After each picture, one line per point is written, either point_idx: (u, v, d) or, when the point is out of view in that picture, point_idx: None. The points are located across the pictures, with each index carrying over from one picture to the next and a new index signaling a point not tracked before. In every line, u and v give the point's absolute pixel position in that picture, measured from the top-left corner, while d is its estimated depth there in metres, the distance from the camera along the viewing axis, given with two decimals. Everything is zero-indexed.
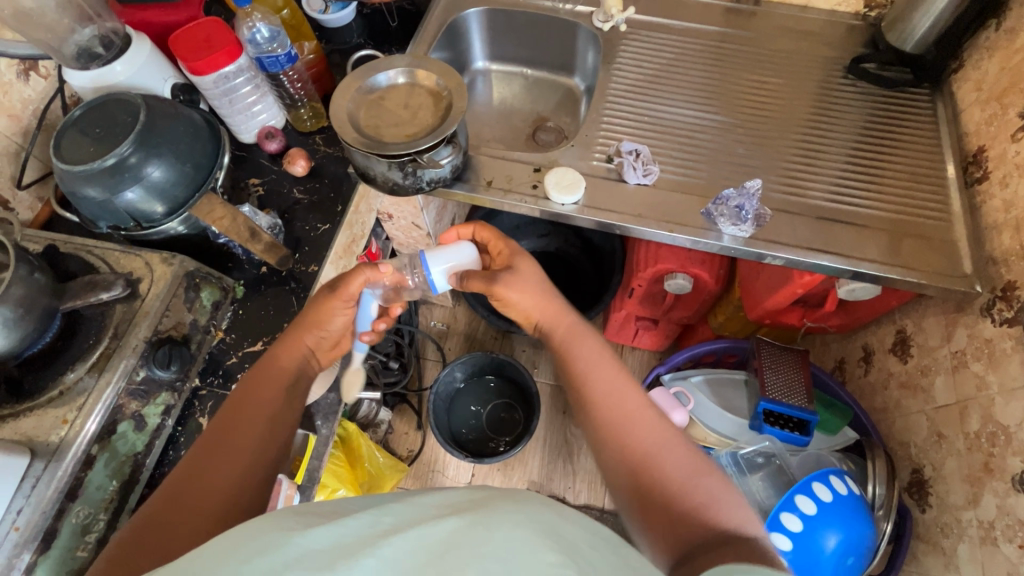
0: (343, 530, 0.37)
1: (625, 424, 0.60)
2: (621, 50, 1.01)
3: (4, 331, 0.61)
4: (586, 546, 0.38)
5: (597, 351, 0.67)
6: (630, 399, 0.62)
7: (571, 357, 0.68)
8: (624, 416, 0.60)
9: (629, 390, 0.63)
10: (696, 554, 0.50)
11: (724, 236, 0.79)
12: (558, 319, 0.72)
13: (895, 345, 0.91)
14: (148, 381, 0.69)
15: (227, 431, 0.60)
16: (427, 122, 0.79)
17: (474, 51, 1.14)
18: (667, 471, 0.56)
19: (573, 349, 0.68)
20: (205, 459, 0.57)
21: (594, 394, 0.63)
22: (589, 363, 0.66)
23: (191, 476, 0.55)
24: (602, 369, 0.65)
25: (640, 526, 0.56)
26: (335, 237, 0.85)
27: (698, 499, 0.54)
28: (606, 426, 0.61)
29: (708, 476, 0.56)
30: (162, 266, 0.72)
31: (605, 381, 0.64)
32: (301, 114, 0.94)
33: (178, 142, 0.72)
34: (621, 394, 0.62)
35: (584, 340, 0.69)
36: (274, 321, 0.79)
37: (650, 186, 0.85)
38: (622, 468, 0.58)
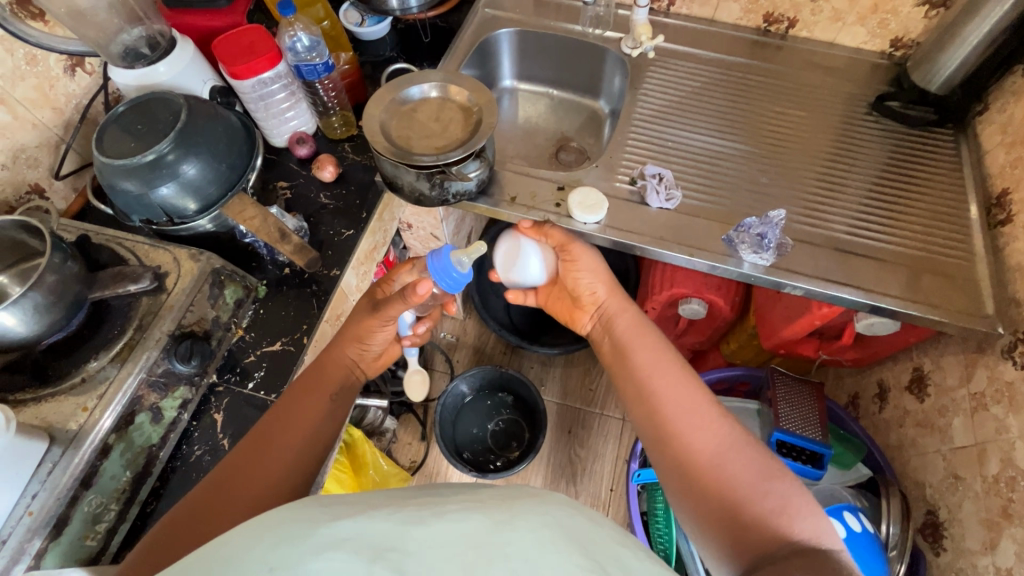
0: (370, 521, 0.34)
1: (692, 425, 0.59)
2: (647, 76, 1.03)
3: (36, 315, 0.63)
4: (618, 553, 0.37)
5: (661, 350, 0.68)
6: (697, 400, 0.61)
7: (633, 353, 0.68)
8: (690, 416, 0.59)
9: (694, 390, 0.62)
10: (768, 561, 0.47)
11: (745, 263, 0.80)
12: (619, 315, 0.75)
13: (912, 383, 0.90)
14: (168, 374, 0.70)
15: (265, 442, 0.59)
16: (456, 136, 0.81)
17: (503, 70, 1.16)
18: (738, 476, 0.54)
19: (634, 352, 0.68)
20: (245, 462, 0.57)
21: (658, 395, 0.62)
22: (654, 363, 0.66)
23: (224, 478, 0.55)
24: (665, 368, 0.65)
25: (706, 535, 0.53)
26: (358, 243, 0.87)
27: (768, 504, 0.52)
28: (669, 428, 0.59)
29: (779, 480, 0.54)
30: (190, 262, 0.74)
31: (668, 380, 0.64)
32: (331, 121, 0.96)
33: (215, 142, 0.74)
34: (687, 395, 0.62)
35: (643, 338, 0.70)
36: (294, 322, 0.80)
37: (672, 210, 0.86)
38: (689, 470, 0.56)
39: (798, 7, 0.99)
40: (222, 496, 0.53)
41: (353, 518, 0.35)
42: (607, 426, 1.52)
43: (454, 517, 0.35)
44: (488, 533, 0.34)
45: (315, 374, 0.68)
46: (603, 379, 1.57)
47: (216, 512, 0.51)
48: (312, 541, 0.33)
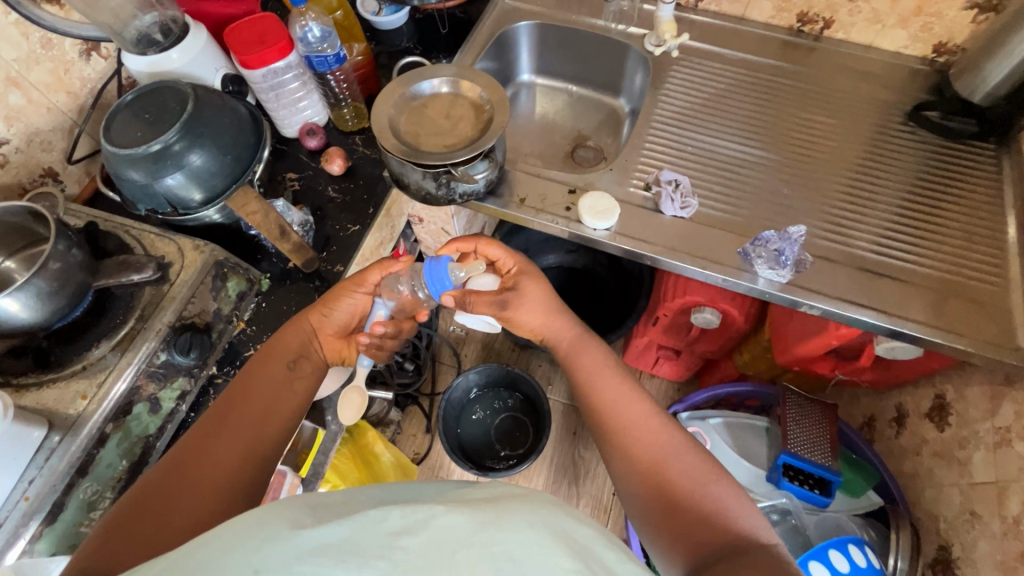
0: (345, 528, 0.33)
1: (633, 433, 0.63)
2: (670, 75, 0.99)
3: (40, 302, 0.64)
4: (607, 561, 0.35)
5: (604, 363, 0.71)
6: (639, 411, 0.65)
7: (577, 369, 0.71)
8: (632, 427, 0.63)
9: (636, 401, 0.66)
10: (708, 564, 0.52)
11: (760, 279, 0.76)
12: (562, 334, 0.75)
13: (932, 410, 0.86)
14: (167, 365, 0.70)
15: (223, 425, 0.58)
16: (466, 134, 0.79)
17: (521, 64, 1.13)
18: (677, 478, 0.58)
19: (581, 363, 0.71)
20: (208, 441, 0.56)
21: (601, 406, 0.66)
22: (596, 378, 0.69)
23: (183, 459, 0.54)
24: (608, 381, 0.68)
25: (651, 532, 0.59)
26: (364, 240, 0.85)
27: (708, 506, 0.56)
28: (612, 436, 0.64)
29: (718, 482, 0.58)
30: (194, 253, 0.74)
31: (611, 393, 0.67)
32: (343, 113, 0.94)
33: (222, 134, 0.74)
34: (629, 406, 0.65)
35: (582, 353, 0.72)
36: (295, 316, 0.80)
37: (687, 219, 0.82)
38: (633, 474, 0.61)
39: (835, 7, 0.94)
40: (185, 480, 0.52)
41: (334, 522, 0.33)
42: None
43: (435, 517, 0.34)
44: (471, 533, 0.33)
45: (276, 352, 0.67)
46: None
47: (186, 505, 0.50)
48: (294, 542, 0.31)
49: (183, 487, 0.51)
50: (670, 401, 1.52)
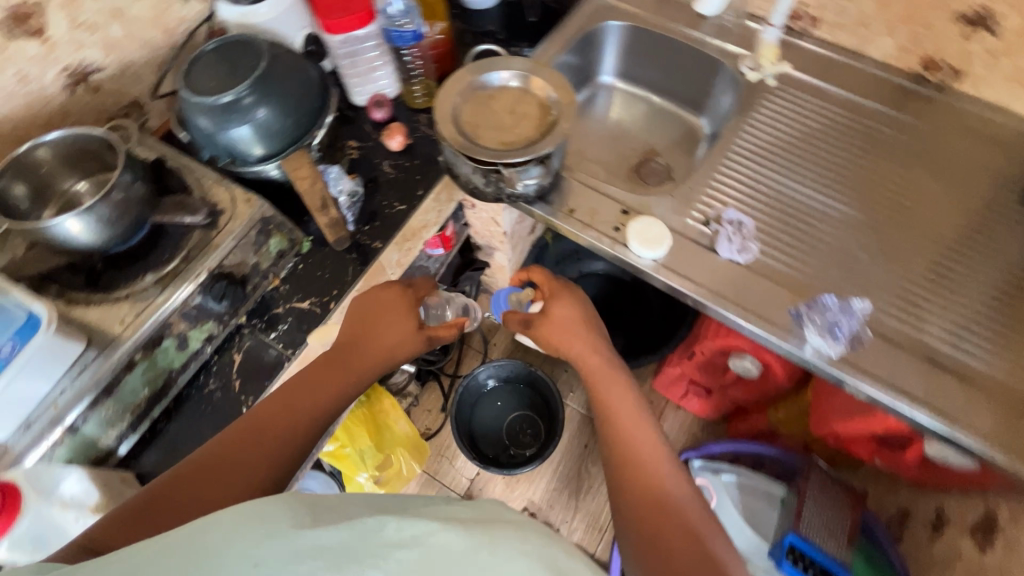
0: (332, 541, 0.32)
1: (636, 468, 0.60)
2: (760, 104, 0.91)
3: (99, 227, 0.68)
4: None
5: (627, 392, 0.68)
6: (649, 447, 0.62)
7: (599, 394, 0.69)
8: (637, 462, 0.60)
9: (650, 438, 0.63)
10: None
11: (807, 346, 0.70)
12: (587, 359, 0.72)
13: (977, 526, 0.76)
14: (201, 308, 0.73)
15: (272, 415, 0.61)
16: (526, 134, 0.77)
17: (604, 64, 1.07)
18: (670, 518, 0.55)
19: (601, 389, 0.69)
20: (260, 424, 0.60)
21: (614, 434, 0.64)
22: (616, 406, 0.67)
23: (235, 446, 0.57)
24: (626, 412, 0.66)
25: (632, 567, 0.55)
26: (407, 220, 0.85)
27: (698, 554, 0.52)
28: (617, 463, 0.62)
29: (713, 536, 0.54)
30: (244, 205, 0.77)
31: (629, 424, 0.64)
32: (413, 90, 0.94)
33: (290, 94, 0.75)
34: (640, 440, 0.62)
35: (608, 375, 0.70)
36: (328, 284, 0.82)
37: (742, 264, 0.76)
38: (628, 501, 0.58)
39: (969, 56, 0.81)
40: (225, 467, 0.55)
41: (332, 525, 0.33)
42: None
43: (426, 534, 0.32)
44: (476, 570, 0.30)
45: (344, 347, 0.69)
46: None
47: (224, 487, 0.54)
48: None
49: (224, 470, 0.55)
50: (691, 436, 1.46)
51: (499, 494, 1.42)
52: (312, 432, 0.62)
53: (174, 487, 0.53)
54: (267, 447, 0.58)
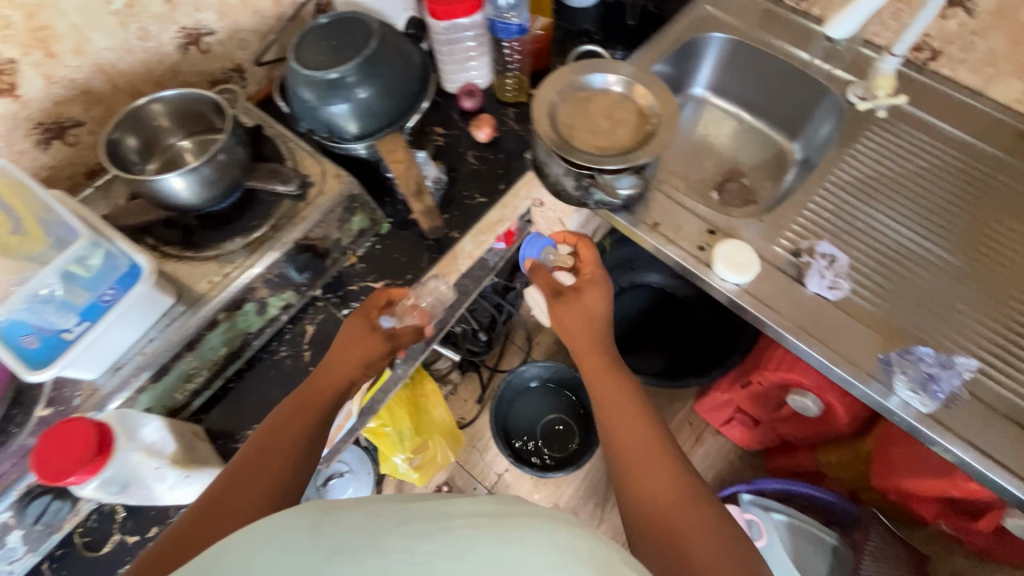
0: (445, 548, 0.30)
1: (638, 476, 0.54)
2: (864, 135, 0.86)
3: (200, 187, 0.70)
4: None
5: (628, 396, 0.63)
6: (651, 452, 0.56)
7: (599, 403, 0.64)
8: (638, 470, 0.55)
9: (651, 445, 0.57)
10: None
11: (894, 397, 0.66)
12: (588, 364, 0.68)
13: None
14: (283, 276, 0.75)
15: (269, 440, 0.60)
16: (622, 141, 0.75)
17: (699, 76, 1.04)
18: (687, 516, 0.50)
19: (602, 396, 0.64)
20: (259, 453, 0.59)
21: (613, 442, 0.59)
22: (620, 403, 0.62)
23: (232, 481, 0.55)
24: (629, 415, 0.61)
25: None
26: (486, 214, 0.85)
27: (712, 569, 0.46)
28: (623, 463, 0.57)
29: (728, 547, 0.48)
30: (333, 181, 0.78)
31: (627, 431, 0.59)
32: (505, 82, 0.93)
33: (392, 77, 0.75)
34: (639, 445, 0.57)
35: (607, 373, 0.67)
36: (402, 268, 0.82)
37: (831, 302, 0.73)
38: (639, 501, 0.53)
39: None
40: (229, 499, 0.53)
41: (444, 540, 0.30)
42: None
43: None
44: None
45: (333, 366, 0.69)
46: (673, 421, 1.48)
47: (229, 516, 0.52)
48: None
49: (230, 501, 0.53)
50: (727, 463, 1.43)
51: (525, 493, 1.42)
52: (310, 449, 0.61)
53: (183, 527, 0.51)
54: (267, 474, 0.57)
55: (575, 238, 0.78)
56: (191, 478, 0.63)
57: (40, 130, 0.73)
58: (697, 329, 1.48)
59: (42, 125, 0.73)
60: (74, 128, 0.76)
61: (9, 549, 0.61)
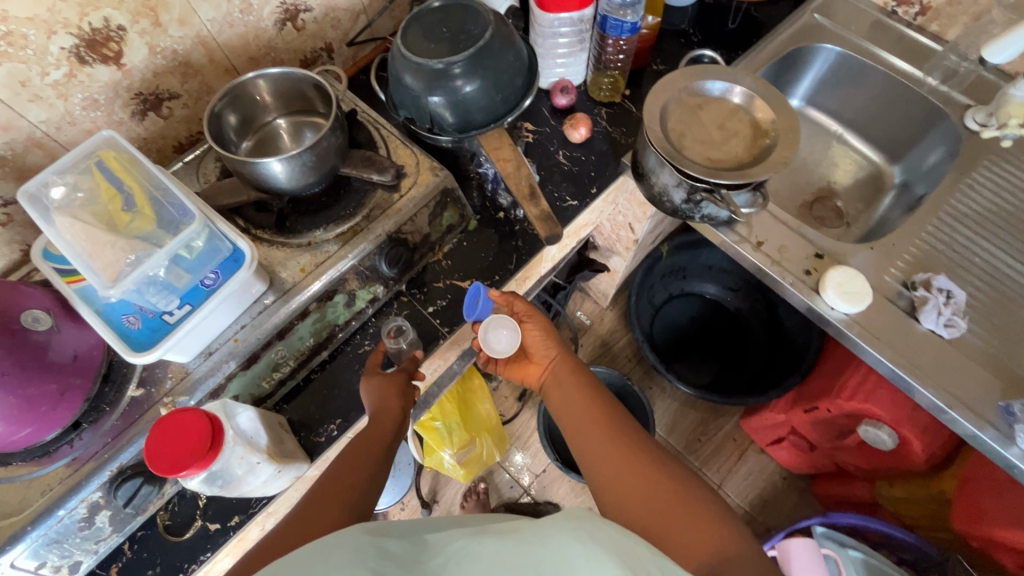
0: None
1: (619, 483, 0.58)
2: (983, 164, 0.82)
3: (299, 173, 0.67)
4: None
5: (605, 415, 0.67)
6: (624, 463, 0.60)
7: (575, 427, 0.68)
8: (623, 478, 0.58)
9: (629, 454, 0.60)
10: None
11: (1016, 449, 0.63)
12: (568, 390, 0.72)
13: None
14: (373, 270, 0.73)
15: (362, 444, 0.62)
16: (736, 155, 0.72)
17: (797, 87, 0.99)
18: (664, 512, 0.53)
19: (580, 420, 0.68)
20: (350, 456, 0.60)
21: (590, 461, 0.63)
22: (588, 425, 0.66)
23: (338, 481, 0.56)
24: (598, 432, 0.65)
25: None
26: (577, 217, 0.82)
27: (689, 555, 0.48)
28: (602, 479, 0.60)
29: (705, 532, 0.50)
30: (428, 173, 0.75)
31: (604, 446, 0.63)
32: (601, 81, 0.90)
33: (501, 70, 0.72)
34: (615, 460, 0.60)
35: (574, 392, 0.72)
36: (488, 268, 0.80)
37: (947, 341, 0.69)
38: (617, 509, 0.57)
39: None
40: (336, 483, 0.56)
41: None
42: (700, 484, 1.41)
43: None
44: None
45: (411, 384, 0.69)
46: (717, 436, 1.45)
47: (333, 498, 0.54)
48: None
49: (332, 488, 0.55)
50: (770, 483, 1.40)
51: (563, 496, 1.40)
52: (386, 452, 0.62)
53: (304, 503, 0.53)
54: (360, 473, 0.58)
55: (505, 296, 0.75)
56: (282, 471, 0.62)
57: (138, 100, 0.71)
58: (749, 344, 1.45)
59: (141, 95, 0.71)
60: (170, 100, 0.74)
61: (96, 528, 0.61)
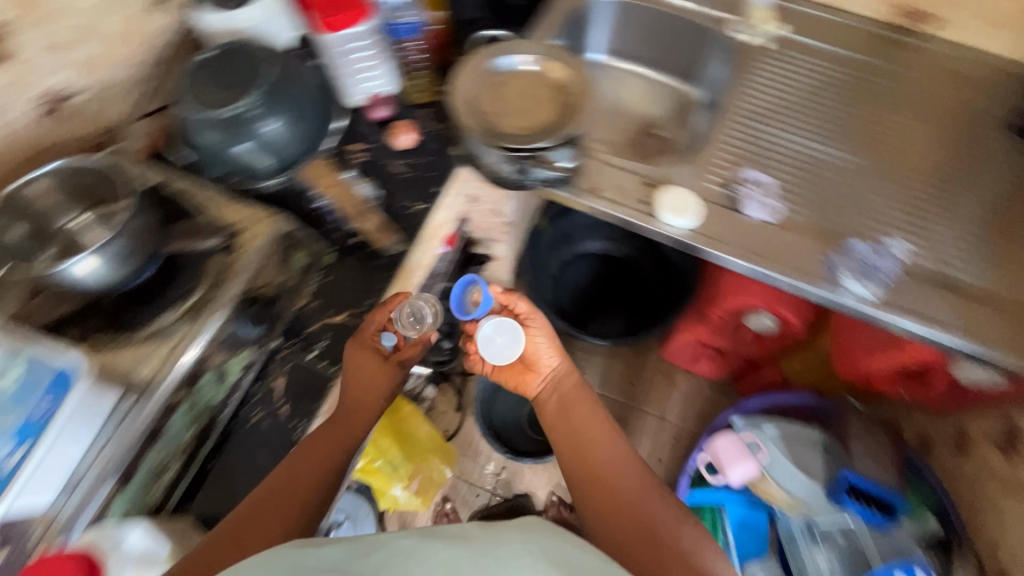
0: None
1: (608, 483, 0.64)
2: (754, 66, 0.94)
3: (113, 263, 0.61)
4: None
5: (591, 416, 0.70)
6: (614, 463, 0.65)
7: (559, 423, 0.71)
8: (611, 477, 0.64)
9: (615, 454, 0.66)
10: None
11: (844, 292, 0.73)
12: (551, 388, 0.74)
13: (1002, 438, 0.84)
14: (235, 336, 0.69)
15: (299, 468, 0.61)
16: (547, 118, 0.76)
17: (593, 43, 1.07)
18: (648, 512, 0.61)
19: (568, 416, 0.71)
20: (287, 476, 0.60)
21: (576, 454, 0.67)
22: (574, 421, 0.70)
23: (239, 529, 0.56)
24: (590, 435, 0.68)
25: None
26: (430, 219, 0.83)
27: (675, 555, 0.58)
28: (585, 477, 0.65)
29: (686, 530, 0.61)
30: (263, 223, 0.72)
31: (593, 447, 0.67)
32: (412, 85, 0.91)
33: (297, 101, 0.72)
34: (606, 461, 0.65)
35: (562, 392, 0.74)
36: (358, 295, 0.78)
37: (771, 222, 0.79)
38: (599, 508, 0.63)
39: None
40: (260, 511, 0.57)
41: None
42: (645, 422, 1.49)
43: None
44: None
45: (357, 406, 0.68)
46: (646, 374, 1.53)
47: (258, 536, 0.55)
48: None
49: (259, 512, 0.57)
50: (702, 397, 1.51)
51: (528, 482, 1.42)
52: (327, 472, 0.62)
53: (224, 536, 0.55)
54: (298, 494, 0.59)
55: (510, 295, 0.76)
56: None
57: None
58: (646, 282, 1.54)
59: None
60: None
61: None
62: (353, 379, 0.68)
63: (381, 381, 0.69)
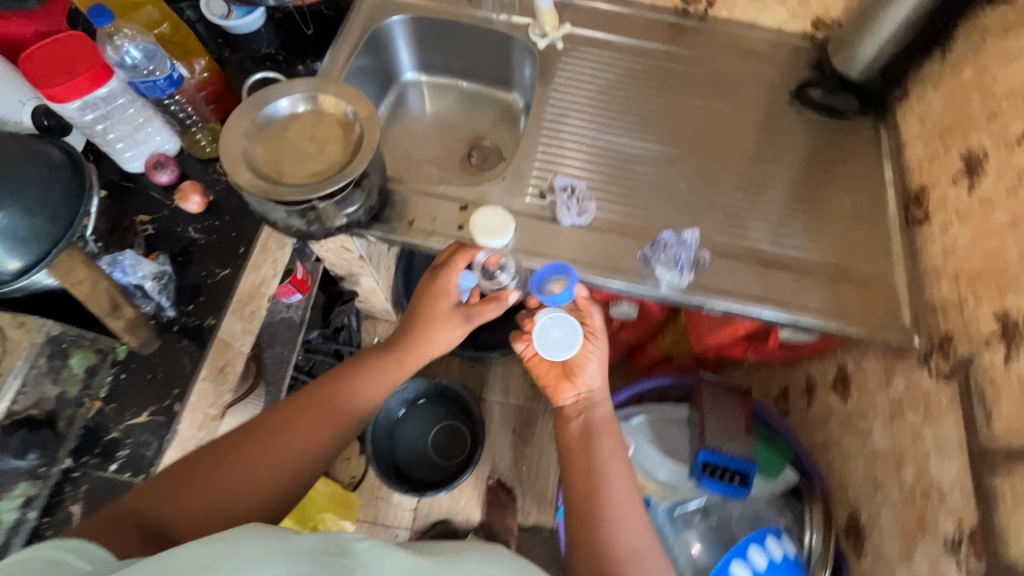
0: None
1: (600, 492, 0.67)
2: (557, 67, 0.94)
3: None
4: None
5: (616, 444, 0.73)
6: (614, 476, 0.69)
7: (589, 439, 0.73)
8: (601, 486, 0.67)
9: (616, 466, 0.70)
10: None
11: (661, 284, 0.74)
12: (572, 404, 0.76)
13: (836, 381, 0.91)
14: (3, 470, 0.60)
15: (283, 441, 0.63)
16: (334, 159, 0.71)
17: (402, 62, 1.04)
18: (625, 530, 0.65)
19: (599, 442, 0.72)
20: (250, 448, 0.61)
21: (590, 462, 0.70)
22: (584, 440, 0.73)
23: (211, 462, 0.59)
24: (608, 451, 0.71)
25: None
26: (238, 284, 0.76)
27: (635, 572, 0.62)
28: (577, 485, 0.69)
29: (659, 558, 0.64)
30: (20, 333, 0.62)
31: (608, 464, 0.70)
32: (196, 138, 0.84)
33: (24, 190, 0.60)
34: (608, 475, 0.69)
35: (588, 408, 0.76)
36: (162, 386, 0.70)
37: (586, 226, 0.79)
38: (580, 519, 0.67)
39: None
40: (213, 477, 0.58)
41: None
42: None
43: None
44: None
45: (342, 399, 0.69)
46: None
47: (199, 487, 0.56)
48: None
49: (193, 478, 0.57)
50: None
51: (446, 507, 1.36)
52: (298, 469, 0.63)
53: (170, 475, 0.57)
54: (246, 485, 0.59)
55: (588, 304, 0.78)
56: None
57: None
58: None
59: None
60: None
61: None
62: (364, 374, 0.72)
63: (348, 413, 0.69)
